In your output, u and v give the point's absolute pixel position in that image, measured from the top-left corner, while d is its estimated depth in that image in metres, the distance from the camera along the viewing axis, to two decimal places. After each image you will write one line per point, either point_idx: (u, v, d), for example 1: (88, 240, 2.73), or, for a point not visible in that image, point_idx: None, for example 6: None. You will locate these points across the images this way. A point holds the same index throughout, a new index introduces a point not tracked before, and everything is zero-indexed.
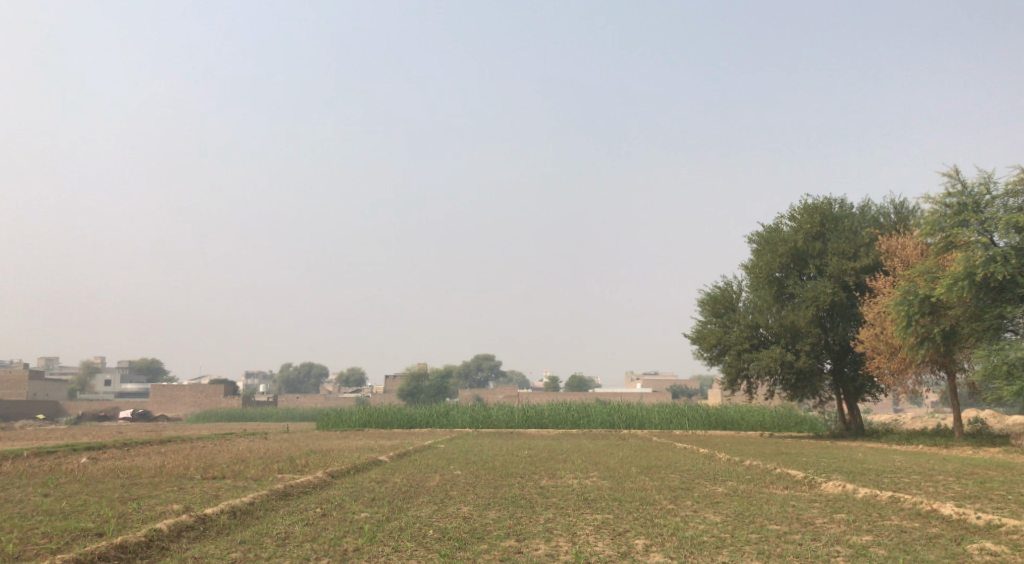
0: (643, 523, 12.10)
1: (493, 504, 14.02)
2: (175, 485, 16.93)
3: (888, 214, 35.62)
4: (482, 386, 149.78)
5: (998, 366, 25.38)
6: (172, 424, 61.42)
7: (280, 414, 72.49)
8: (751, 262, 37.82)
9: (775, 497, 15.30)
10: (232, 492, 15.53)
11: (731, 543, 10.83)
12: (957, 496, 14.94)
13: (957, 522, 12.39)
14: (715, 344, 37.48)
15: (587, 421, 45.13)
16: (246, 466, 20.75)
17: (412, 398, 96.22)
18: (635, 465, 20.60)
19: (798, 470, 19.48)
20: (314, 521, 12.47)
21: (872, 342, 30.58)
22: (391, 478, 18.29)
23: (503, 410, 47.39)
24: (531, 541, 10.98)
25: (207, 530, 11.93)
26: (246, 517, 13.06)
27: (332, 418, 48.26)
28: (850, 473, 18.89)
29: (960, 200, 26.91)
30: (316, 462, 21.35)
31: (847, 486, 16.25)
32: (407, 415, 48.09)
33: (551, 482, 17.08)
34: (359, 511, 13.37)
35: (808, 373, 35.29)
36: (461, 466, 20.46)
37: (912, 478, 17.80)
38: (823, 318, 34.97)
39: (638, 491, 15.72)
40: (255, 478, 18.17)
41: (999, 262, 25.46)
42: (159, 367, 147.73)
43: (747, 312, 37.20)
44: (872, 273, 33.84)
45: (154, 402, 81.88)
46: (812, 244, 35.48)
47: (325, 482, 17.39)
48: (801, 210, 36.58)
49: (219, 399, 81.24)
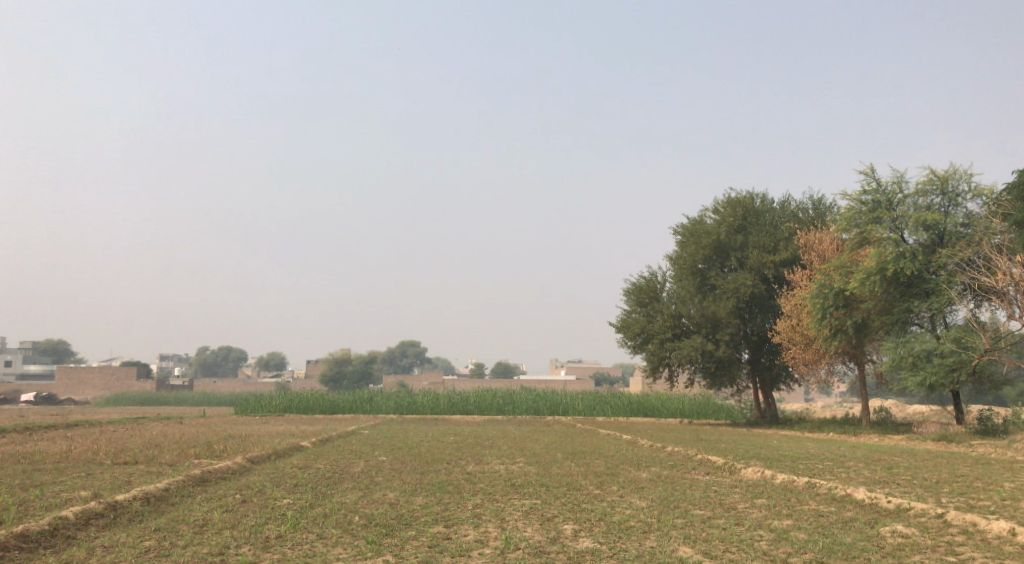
0: (571, 509, 12.11)
1: (419, 490, 13.84)
2: (83, 471, 16.15)
3: (807, 209, 36.70)
4: (406, 372, 148.90)
5: (904, 358, 26.45)
6: (80, 408, 58.94)
7: (196, 399, 70.37)
8: (676, 253, 38.48)
9: (698, 482, 15.57)
10: (145, 479, 14.92)
11: (658, 528, 10.93)
12: (868, 481, 15.49)
13: (870, 506, 12.83)
14: (638, 333, 38.00)
15: (512, 408, 45.28)
16: (161, 451, 20.00)
17: (335, 384, 94.88)
18: (561, 452, 20.71)
19: (718, 456, 19.92)
20: (234, 507, 12.06)
21: (789, 333, 31.50)
22: (314, 464, 17.92)
23: (428, 397, 47.11)
24: (459, 527, 10.85)
25: (118, 517, 11.39)
26: (161, 504, 12.53)
27: (252, 402, 47.05)
28: (768, 459, 19.42)
29: (874, 197, 27.86)
30: (235, 448, 20.72)
31: (765, 472, 16.69)
32: (330, 401, 47.32)
33: (478, 468, 17.00)
34: (281, 497, 13.01)
35: (728, 362, 36.16)
36: (386, 452, 20.19)
37: (826, 464, 18.43)
38: (743, 309, 35.84)
39: (565, 476, 15.78)
40: (170, 463, 17.53)
41: (908, 258, 26.47)
42: (67, 349, 141.61)
43: (671, 302, 37.84)
44: (790, 266, 34.84)
45: (60, 385, 78.44)
46: (733, 237, 36.30)
47: (244, 469, 16.88)
48: (724, 204, 37.40)
49: (131, 383, 78.36)
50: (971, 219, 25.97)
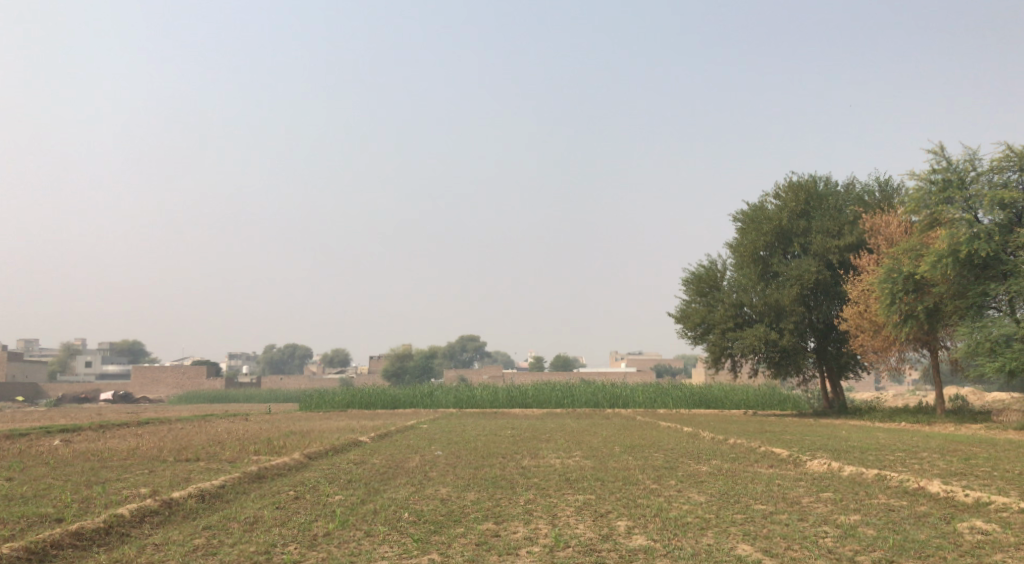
0: (626, 504, 11.75)
1: (471, 485, 13.66)
2: (146, 468, 16.47)
3: (873, 192, 35.38)
4: (466, 366, 149.69)
5: (981, 343, 25.22)
6: (154, 406, 60.48)
7: (263, 396, 71.92)
8: (736, 241, 37.54)
9: (760, 476, 15.03)
10: (204, 475, 15.13)
11: (716, 525, 10.49)
12: (942, 473, 14.72)
13: (945, 500, 12.12)
14: (699, 323, 37.14)
15: (572, 401, 44.92)
16: (222, 447, 20.28)
17: (397, 379, 95.89)
18: (618, 445, 20.29)
19: (783, 448, 19.24)
20: (285, 504, 12.05)
21: (856, 320, 30.39)
22: (370, 459, 17.95)
23: (488, 391, 47.11)
24: (509, 523, 10.60)
25: (172, 515, 11.48)
26: (215, 501, 12.62)
27: (315, 398, 47.69)
28: (835, 451, 18.67)
29: (945, 176, 26.65)
30: (295, 443, 20.89)
31: (833, 464, 16.01)
32: (391, 396, 47.71)
33: (533, 462, 16.76)
34: (334, 493, 12.97)
35: (793, 352, 35.08)
36: (442, 447, 20.07)
37: (898, 456, 17.61)
38: (807, 297, 34.74)
39: (622, 470, 15.42)
40: (230, 460, 17.76)
41: (983, 239, 25.19)
42: (140, 349, 146.57)
43: (732, 291, 36.92)
44: (856, 252, 33.67)
45: (135, 384, 81.06)
46: (796, 222, 35.23)
47: (301, 465, 16.95)
48: (785, 189, 36.33)
49: (201, 381, 80.47)
50: None
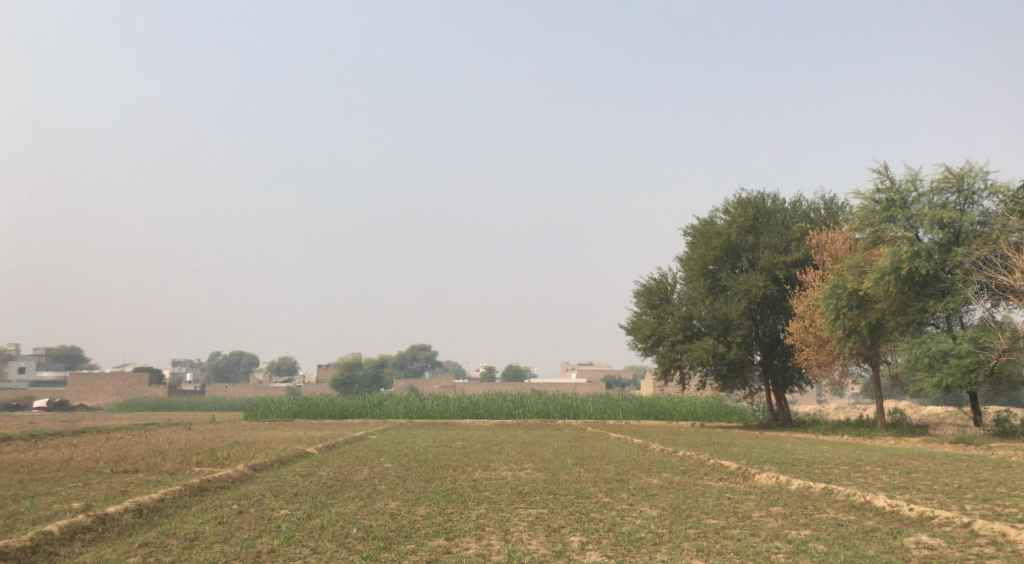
0: (579, 519, 11.65)
1: (421, 499, 13.40)
2: (79, 480, 15.82)
3: (819, 209, 36.10)
4: (417, 376, 148.84)
5: (920, 358, 25.82)
6: (91, 415, 58.52)
7: (207, 404, 70.24)
8: (686, 255, 37.94)
9: (711, 489, 15.07)
10: (142, 488, 14.60)
11: (669, 540, 10.45)
12: (886, 487, 14.97)
13: (891, 514, 12.29)
14: (649, 335, 37.38)
15: (523, 412, 44.81)
16: (163, 458, 19.62)
17: (346, 388, 94.64)
18: (569, 457, 20.22)
19: (731, 461, 19.40)
20: (228, 519, 11.66)
21: (802, 335, 30.90)
22: (317, 471, 17.57)
23: (439, 401, 46.71)
24: (461, 540, 10.40)
25: (106, 532, 11.02)
26: (153, 516, 12.14)
27: (261, 407, 46.71)
28: (782, 464, 18.91)
29: (888, 196, 27.35)
30: (239, 454, 20.32)
31: (780, 477, 16.16)
32: (339, 406, 46.98)
33: (484, 475, 16.56)
34: (279, 508, 12.59)
35: (740, 364, 35.50)
36: (391, 459, 19.73)
37: (843, 469, 17.89)
38: (754, 311, 35.26)
39: (574, 483, 15.31)
40: (170, 471, 17.19)
41: (923, 257, 25.84)
42: (78, 354, 142.15)
43: (681, 304, 37.23)
44: (802, 267, 34.28)
45: (72, 392, 78.51)
46: (745, 237, 35.76)
47: (245, 477, 16.48)
48: (734, 204, 36.88)
49: (142, 388, 78.32)
50: (988, 217, 25.35)
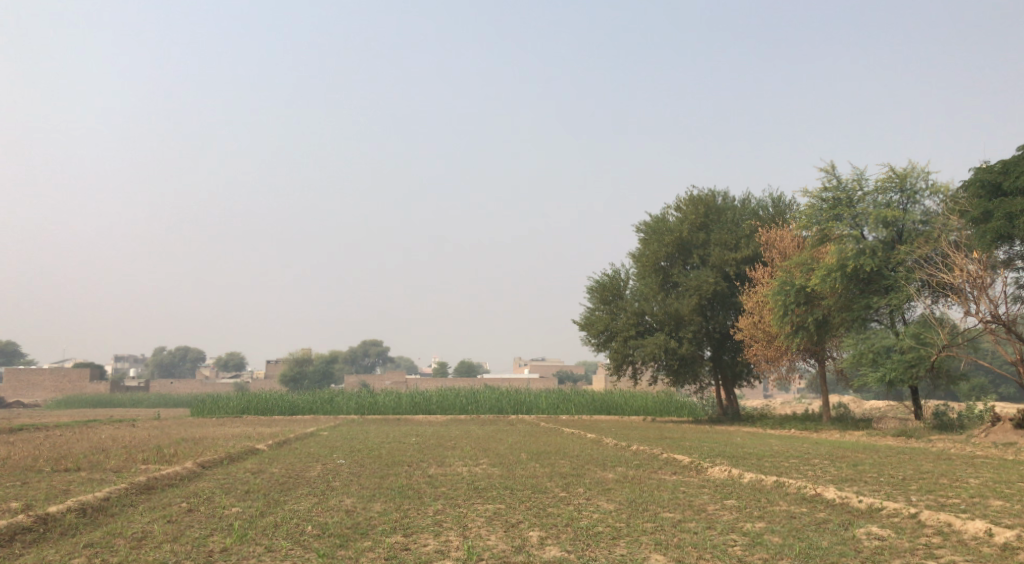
0: (537, 514, 11.61)
1: (377, 495, 13.22)
2: (19, 480, 15.24)
3: (767, 207, 36.69)
4: (368, 371, 147.65)
5: (864, 354, 26.44)
6: (28, 411, 56.67)
7: (152, 400, 68.60)
8: (638, 251, 38.26)
9: (665, 483, 15.19)
10: (85, 487, 14.13)
11: (627, 534, 10.48)
12: (835, 479, 15.27)
13: (842, 506, 12.52)
14: (602, 330, 37.59)
15: (476, 407, 44.71)
16: (106, 456, 19.03)
17: (295, 384, 93.33)
18: (525, 452, 20.20)
19: (684, 455, 19.58)
20: (177, 518, 11.36)
21: (751, 330, 31.41)
22: (269, 468, 17.23)
23: (391, 397, 46.31)
24: (419, 536, 10.27)
25: (48, 532, 10.63)
26: (98, 515, 11.75)
27: (208, 404, 45.77)
28: (733, 457, 19.14)
29: (835, 194, 27.95)
30: (186, 451, 19.82)
31: (733, 471, 16.37)
32: (289, 402, 46.24)
33: (439, 471, 16.44)
34: (230, 505, 12.30)
35: (691, 360, 35.93)
36: (345, 455, 19.46)
37: (792, 462, 18.20)
38: (704, 307, 35.72)
39: (529, 478, 15.28)
40: (115, 469, 16.67)
41: (868, 255, 26.46)
42: (15, 350, 137.56)
43: (634, 300, 37.51)
44: (751, 264, 34.82)
45: (8, 388, 75.90)
46: (696, 234, 36.21)
47: (194, 474, 16.07)
48: (685, 202, 37.31)
49: (83, 385, 76.08)
50: (929, 216, 26.05)
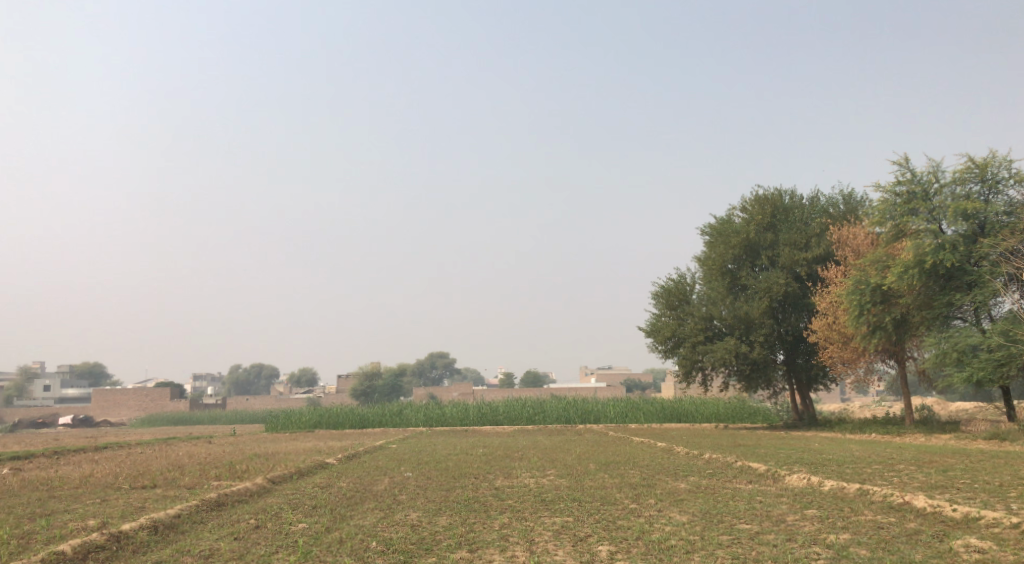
0: (606, 527, 11.21)
1: (442, 509, 13.02)
2: (98, 497, 15.58)
3: (838, 204, 35.42)
4: (436, 383, 148.72)
5: (948, 353, 25.15)
6: (114, 431, 58.59)
7: (229, 417, 70.29)
8: (704, 254, 37.42)
9: (740, 492, 14.60)
10: (160, 504, 14.34)
11: (702, 547, 10.00)
12: (924, 486, 14.42)
13: (933, 516, 11.76)
14: (669, 336, 36.84)
15: (543, 417, 44.35)
16: (182, 473, 19.36)
17: (366, 398, 94.42)
18: (593, 462, 19.80)
19: (759, 463, 18.86)
20: (245, 534, 11.36)
21: (825, 332, 30.31)
22: (337, 482, 17.25)
23: (458, 408, 46.34)
24: (484, 552, 10.00)
25: (120, 550, 10.75)
26: (169, 532, 11.86)
27: (281, 419, 46.57)
28: (811, 464, 18.35)
29: (909, 188, 26.73)
30: (258, 467, 20.04)
31: (812, 478, 15.63)
32: (359, 416, 46.69)
33: (507, 483, 16.16)
34: (297, 521, 12.26)
35: (763, 364, 34.87)
36: (412, 468, 19.40)
37: (875, 468, 17.31)
38: (776, 309, 34.66)
39: (598, 490, 14.87)
40: (189, 486, 16.92)
41: (948, 250, 25.18)
42: (101, 370, 143.32)
43: (701, 304, 36.64)
44: (823, 263, 33.67)
45: (96, 408, 78.82)
46: (764, 235, 35.19)
47: (264, 490, 16.16)
48: (751, 202, 36.32)
49: (164, 403, 78.49)
50: (1012, 206, 24.69)
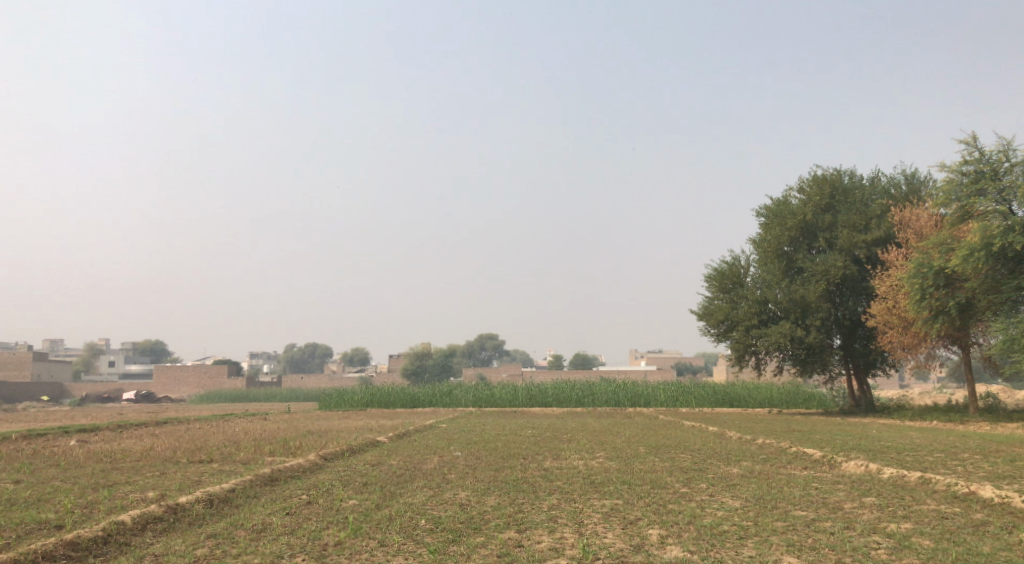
0: (657, 510, 11.05)
1: (492, 489, 13.01)
2: (157, 470, 15.97)
3: (900, 184, 34.31)
4: (486, 364, 149.68)
5: (1017, 339, 24.20)
6: (175, 406, 60.24)
7: (284, 395, 71.69)
8: (760, 236, 36.64)
9: (795, 478, 14.28)
10: (216, 477, 14.64)
11: (754, 533, 9.79)
12: (990, 476, 13.89)
13: (1001, 507, 11.31)
14: (722, 320, 36.23)
15: (592, 400, 44.18)
16: (237, 448, 19.75)
17: (417, 377, 95.46)
18: (643, 445, 19.65)
19: (814, 449, 18.44)
20: (297, 509, 11.49)
21: (885, 317, 29.46)
22: (387, 460, 17.39)
23: (508, 389, 46.51)
24: (533, 533, 9.93)
25: (177, 521, 10.98)
26: (224, 506, 12.07)
27: (334, 397, 47.28)
28: (870, 451, 17.86)
29: (977, 167, 25.71)
30: (311, 444, 20.30)
31: (870, 466, 15.19)
32: (410, 395, 47.15)
33: (556, 464, 16.09)
34: (348, 498, 12.37)
35: (819, 349, 34.08)
36: (461, 448, 19.44)
37: (937, 456, 16.78)
38: (833, 293, 33.82)
39: (649, 473, 14.70)
40: (244, 461, 17.22)
41: (1018, 232, 24.19)
42: (162, 348, 147.42)
43: (756, 287, 35.88)
44: (883, 246, 32.73)
45: (157, 383, 81.13)
46: (821, 216, 34.31)
47: (316, 466, 16.36)
48: (809, 183, 35.40)
49: (222, 380, 80.41)
50: None
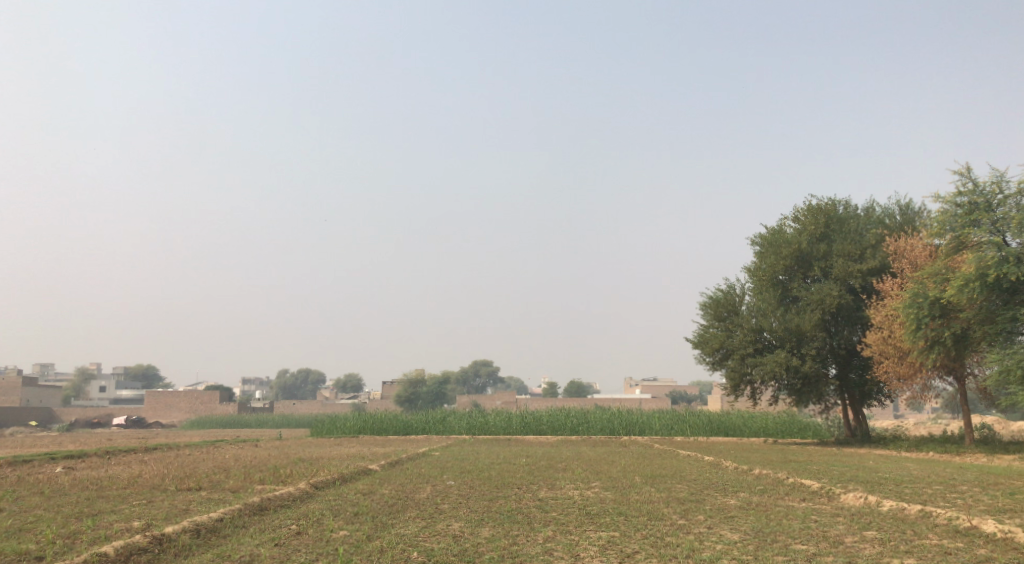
0: (654, 543, 10.81)
1: (485, 520, 12.74)
2: (144, 499, 15.65)
3: (894, 215, 34.38)
4: (480, 392, 148.93)
5: (1012, 370, 24.05)
6: (165, 432, 59.54)
7: (276, 421, 71.02)
8: (755, 265, 36.60)
9: (794, 511, 14.03)
10: (203, 506, 14.33)
11: None
12: (991, 509, 13.68)
13: (1004, 542, 11.09)
14: (717, 348, 36.05)
15: (587, 428, 43.82)
16: (227, 476, 19.40)
17: (410, 405, 94.80)
18: (638, 475, 19.39)
19: (811, 480, 18.20)
20: (285, 540, 11.22)
21: (880, 346, 29.33)
22: (379, 489, 17.09)
23: (501, 417, 46.16)
24: None
25: (162, 553, 10.70)
26: (211, 536, 11.78)
27: (326, 424, 46.81)
28: (868, 482, 17.62)
29: (971, 198, 25.73)
30: (302, 472, 19.98)
31: (870, 498, 14.95)
32: (403, 422, 46.74)
33: (550, 494, 15.81)
34: (338, 528, 12.10)
35: (814, 378, 33.89)
36: (454, 477, 19.14)
37: (936, 489, 16.56)
38: (828, 322, 33.72)
39: (645, 504, 14.45)
40: (233, 489, 16.90)
41: (1012, 263, 24.15)
42: (153, 373, 146.40)
43: (751, 316, 35.74)
44: (878, 276, 32.71)
45: (148, 409, 80.36)
46: (816, 246, 34.30)
47: (306, 495, 16.06)
48: (804, 212, 35.44)
49: (213, 405, 79.70)
50: None
